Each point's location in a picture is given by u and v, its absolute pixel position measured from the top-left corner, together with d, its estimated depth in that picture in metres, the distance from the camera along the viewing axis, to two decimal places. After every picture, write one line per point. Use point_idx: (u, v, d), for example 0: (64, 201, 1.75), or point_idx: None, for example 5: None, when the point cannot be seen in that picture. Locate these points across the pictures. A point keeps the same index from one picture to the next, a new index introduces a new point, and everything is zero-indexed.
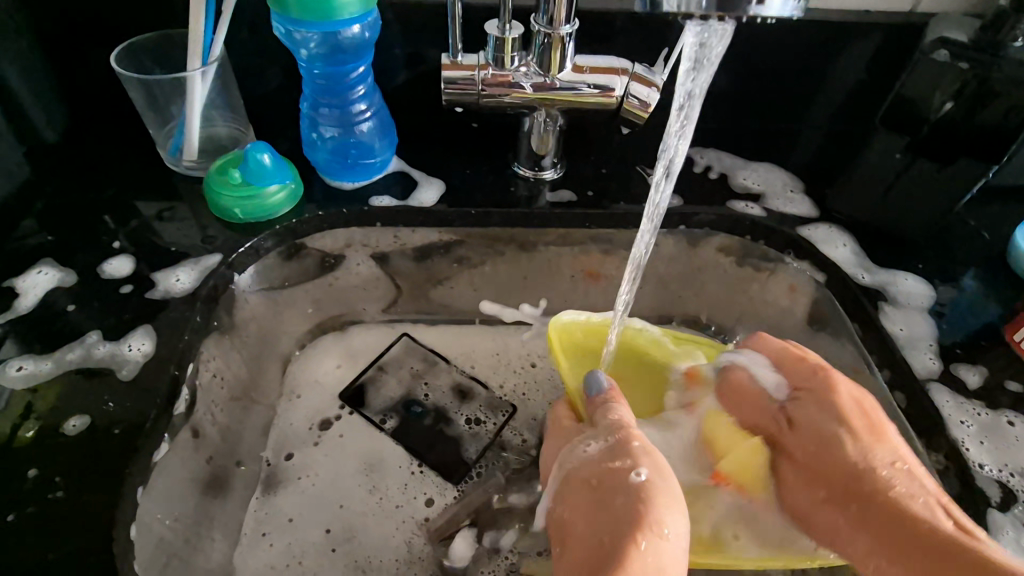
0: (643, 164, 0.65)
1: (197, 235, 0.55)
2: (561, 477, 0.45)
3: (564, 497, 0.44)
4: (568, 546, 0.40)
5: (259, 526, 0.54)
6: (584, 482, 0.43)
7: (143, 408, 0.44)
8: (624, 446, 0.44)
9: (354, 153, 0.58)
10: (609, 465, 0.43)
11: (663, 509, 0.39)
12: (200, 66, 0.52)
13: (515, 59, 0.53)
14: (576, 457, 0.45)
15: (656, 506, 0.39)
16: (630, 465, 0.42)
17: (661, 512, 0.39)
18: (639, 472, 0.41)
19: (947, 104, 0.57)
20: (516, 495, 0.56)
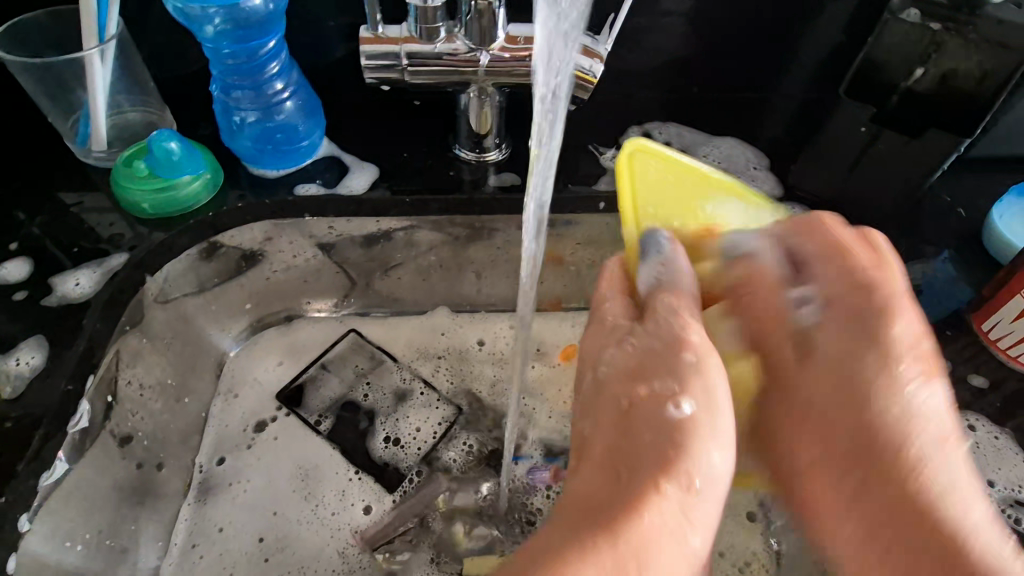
0: (596, 142, 0.60)
1: (106, 233, 0.51)
2: (600, 373, 0.36)
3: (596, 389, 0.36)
4: (583, 461, 0.32)
5: (188, 537, 0.51)
6: (616, 394, 0.34)
7: (44, 407, 0.44)
8: (673, 362, 0.33)
9: (278, 138, 0.54)
10: (652, 370, 0.34)
11: (700, 460, 0.30)
12: (97, 45, 0.47)
13: (441, 31, 0.48)
14: (613, 351, 0.36)
15: (684, 451, 0.30)
16: (670, 393, 0.32)
17: (692, 461, 0.30)
18: (677, 404, 0.32)
19: (918, 70, 0.53)
20: (462, 496, 0.54)
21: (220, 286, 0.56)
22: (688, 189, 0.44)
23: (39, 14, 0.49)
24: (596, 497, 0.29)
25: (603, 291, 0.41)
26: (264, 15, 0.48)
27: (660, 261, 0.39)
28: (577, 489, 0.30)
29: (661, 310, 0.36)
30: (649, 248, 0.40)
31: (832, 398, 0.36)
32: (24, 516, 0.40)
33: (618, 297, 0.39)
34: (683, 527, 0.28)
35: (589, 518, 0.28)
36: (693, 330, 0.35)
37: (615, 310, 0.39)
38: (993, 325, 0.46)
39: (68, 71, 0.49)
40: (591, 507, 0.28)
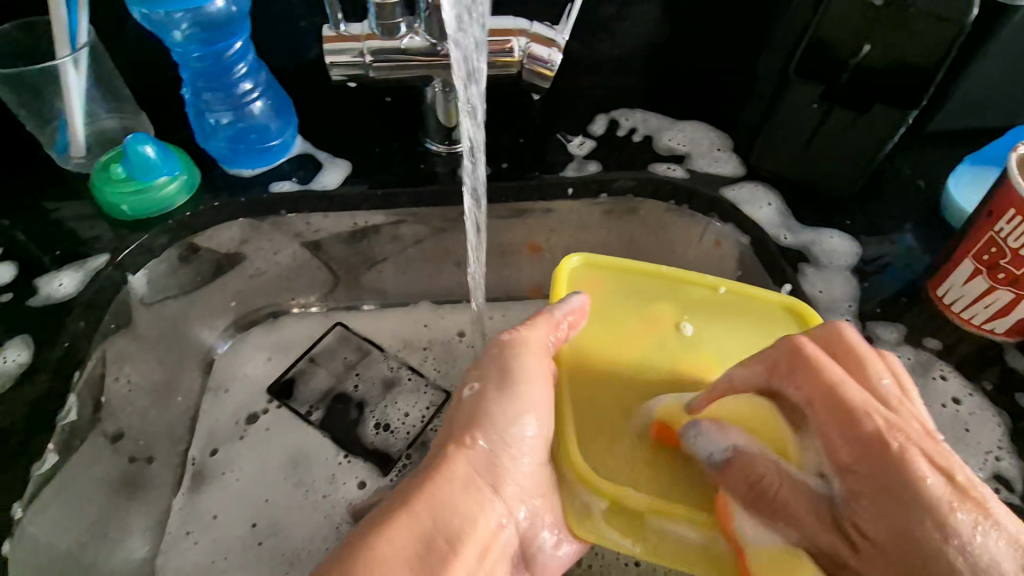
0: (564, 129, 0.61)
1: (87, 236, 0.53)
2: (446, 440, 0.38)
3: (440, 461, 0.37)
4: (385, 499, 0.35)
5: (183, 525, 0.52)
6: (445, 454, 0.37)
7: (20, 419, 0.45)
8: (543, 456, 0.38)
9: (252, 138, 0.56)
10: (476, 436, 0.37)
11: (486, 499, 0.36)
12: (68, 53, 0.49)
13: (401, 26, 0.49)
14: (450, 446, 0.37)
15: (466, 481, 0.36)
16: (477, 438, 0.37)
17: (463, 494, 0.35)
18: (473, 443, 0.37)
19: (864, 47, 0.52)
20: None
21: (203, 290, 0.58)
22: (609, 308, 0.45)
23: (10, 27, 0.50)
24: (393, 498, 0.35)
25: (477, 364, 0.40)
26: (226, 17, 0.49)
27: (522, 341, 0.40)
28: (369, 526, 0.33)
29: (491, 371, 0.39)
30: (511, 338, 0.40)
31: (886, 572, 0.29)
32: (16, 504, 0.43)
33: (488, 370, 0.39)
34: (450, 549, 0.33)
35: (368, 529, 0.32)
36: (524, 405, 0.38)
37: (469, 390, 0.39)
38: (947, 290, 0.48)
39: (42, 80, 0.50)
40: (373, 521, 0.33)
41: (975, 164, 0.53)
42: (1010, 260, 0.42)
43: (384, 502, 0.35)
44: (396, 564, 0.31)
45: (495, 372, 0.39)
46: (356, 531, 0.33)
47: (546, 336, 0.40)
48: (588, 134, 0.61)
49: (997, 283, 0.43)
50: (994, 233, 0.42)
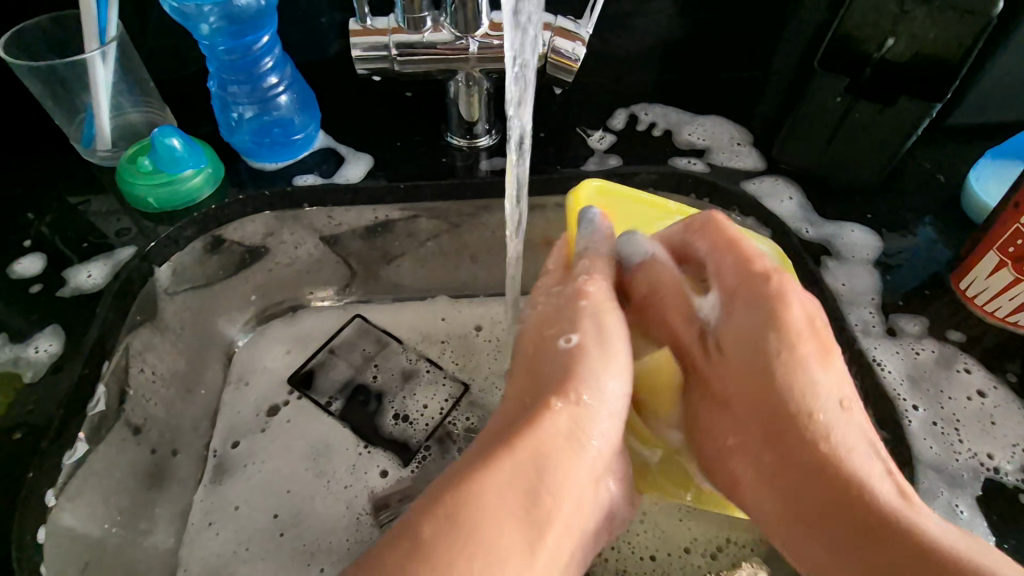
0: (584, 124, 0.62)
1: (114, 228, 0.54)
2: (533, 387, 0.42)
3: (529, 407, 0.40)
4: (478, 447, 0.39)
5: (206, 515, 0.52)
6: (537, 408, 0.39)
7: (50, 412, 0.45)
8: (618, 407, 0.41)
9: (276, 132, 0.56)
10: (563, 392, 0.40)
11: (579, 455, 0.38)
12: (97, 47, 0.49)
13: (427, 20, 0.50)
14: (547, 402, 0.40)
15: (565, 442, 0.38)
16: (574, 397, 0.40)
17: (561, 451, 0.37)
18: (579, 400, 0.40)
19: (889, 40, 0.54)
20: None
21: (226, 281, 0.59)
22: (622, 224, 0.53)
23: (42, 20, 0.51)
24: (485, 444, 0.38)
25: (561, 314, 0.45)
26: (255, 11, 0.50)
27: (595, 291, 0.45)
28: (467, 464, 0.36)
29: (589, 330, 0.43)
30: (593, 286, 0.45)
31: (753, 448, 0.41)
32: (50, 492, 0.42)
33: (587, 323, 0.43)
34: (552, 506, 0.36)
35: (469, 472, 0.35)
36: (610, 374, 0.41)
37: (565, 343, 0.43)
38: (971, 283, 0.48)
39: (71, 73, 0.51)
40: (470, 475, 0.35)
41: (999, 157, 0.53)
42: None
43: (475, 449, 0.38)
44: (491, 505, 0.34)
45: (589, 332, 0.43)
46: (458, 473, 0.36)
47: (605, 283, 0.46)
48: (609, 129, 0.62)
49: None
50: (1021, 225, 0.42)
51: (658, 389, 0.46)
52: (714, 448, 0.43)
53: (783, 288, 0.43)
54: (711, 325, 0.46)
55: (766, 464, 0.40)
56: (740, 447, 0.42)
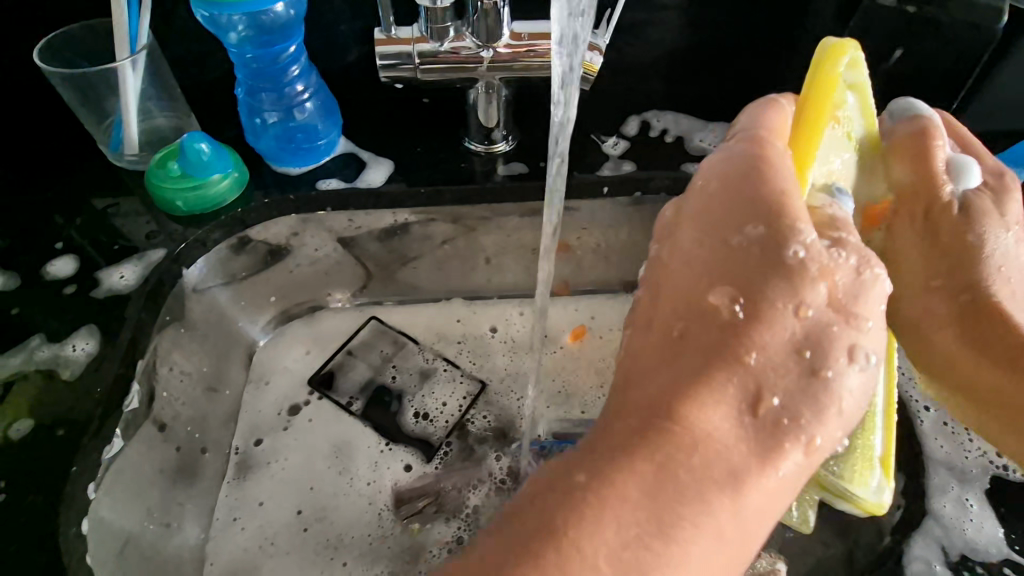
0: (598, 130, 0.63)
1: (143, 231, 0.55)
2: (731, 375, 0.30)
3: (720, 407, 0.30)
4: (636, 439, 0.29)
5: (230, 511, 0.54)
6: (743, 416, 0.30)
7: (90, 409, 0.46)
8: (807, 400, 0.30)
9: (300, 138, 0.58)
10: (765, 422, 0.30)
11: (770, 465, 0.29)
12: (128, 56, 0.51)
13: (450, 30, 0.51)
14: (734, 378, 0.30)
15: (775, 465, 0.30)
16: (806, 441, 0.30)
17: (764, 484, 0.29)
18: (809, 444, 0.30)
19: (897, 52, 0.58)
20: (494, 463, 0.57)
21: (249, 282, 0.60)
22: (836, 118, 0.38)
23: (74, 28, 0.52)
24: (652, 433, 0.29)
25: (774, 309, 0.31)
26: (283, 22, 0.51)
27: (817, 274, 0.31)
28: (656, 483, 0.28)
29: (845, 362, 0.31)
30: (812, 258, 0.31)
31: (950, 289, 0.41)
32: (91, 485, 0.44)
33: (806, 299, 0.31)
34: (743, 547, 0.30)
35: (656, 475, 0.28)
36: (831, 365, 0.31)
37: (783, 338, 0.31)
38: None
39: (101, 80, 0.52)
40: (651, 518, 0.28)
41: (1001, 165, 0.55)
42: None
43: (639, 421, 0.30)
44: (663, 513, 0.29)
45: (816, 355, 0.31)
46: (639, 475, 0.28)
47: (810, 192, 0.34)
48: (622, 135, 0.63)
49: None
50: None
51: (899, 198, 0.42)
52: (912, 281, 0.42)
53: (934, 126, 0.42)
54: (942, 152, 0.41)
55: (945, 277, 0.41)
56: (942, 318, 0.41)
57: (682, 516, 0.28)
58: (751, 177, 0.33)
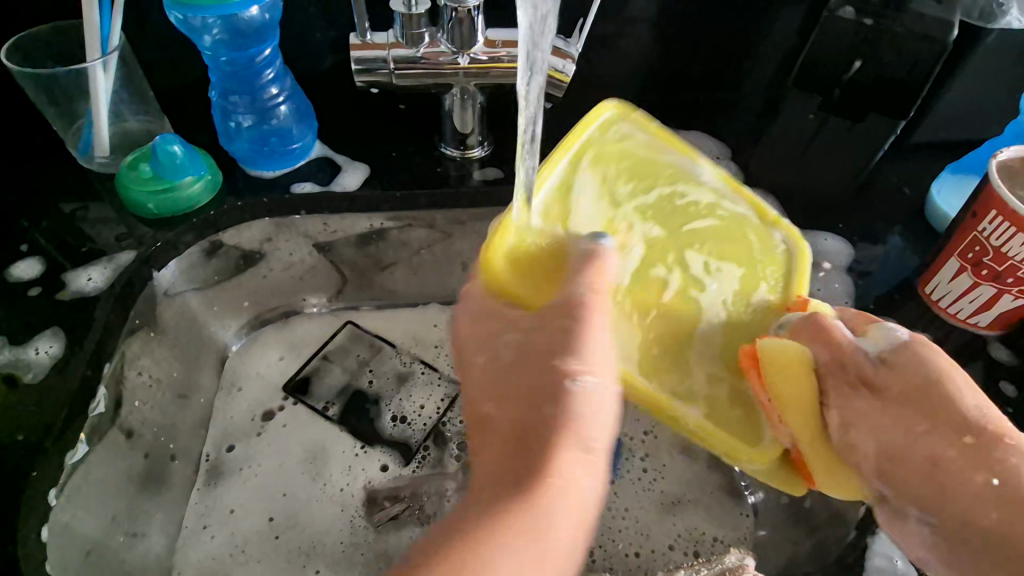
0: (572, 137, 0.64)
1: (113, 233, 0.55)
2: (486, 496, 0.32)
3: (566, 494, 0.32)
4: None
5: (200, 519, 0.53)
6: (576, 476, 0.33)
7: (54, 413, 0.45)
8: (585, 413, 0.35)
9: (274, 141, 0.58)
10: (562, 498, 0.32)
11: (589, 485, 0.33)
12: (99, 57, 0.50)
13: (425, 36, 0.52)
14: (568, 458, 0.33)
15: (573, 516, 0.32)
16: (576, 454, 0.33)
17: (590, 508, 0.33)
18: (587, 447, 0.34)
19: (856, 63, 0.61)
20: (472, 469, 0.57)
21: (224, 284, 0.59)
22: (623, 154, 0.49)
23: (44, 28, 0.52)
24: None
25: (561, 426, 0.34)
26: (258, 25, 0.51)
27: (591, 397, 0.35)
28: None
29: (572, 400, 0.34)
30: (587, 390, 0.35)
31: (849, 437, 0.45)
32: (53, 490, 0.42)
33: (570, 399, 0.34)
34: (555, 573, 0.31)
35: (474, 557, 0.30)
36: (592, 436, 0.34)
37: (587, 421, 0.34)
38: (935, 287, 0.51)
39: (70, 80, 0.52)
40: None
41: (957, 172, 0.58)
42: (993, 257, 0.45)
43: (414, 568, 0.29)
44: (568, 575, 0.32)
45: (581, 441, 0.34)
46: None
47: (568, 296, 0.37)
48: None
49: (982, 280, 0.47)
50: (978, 233, 0.46)
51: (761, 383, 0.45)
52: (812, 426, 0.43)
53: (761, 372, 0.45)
54: None
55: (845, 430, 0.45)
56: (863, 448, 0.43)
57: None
58: (518, 318, 0.39)
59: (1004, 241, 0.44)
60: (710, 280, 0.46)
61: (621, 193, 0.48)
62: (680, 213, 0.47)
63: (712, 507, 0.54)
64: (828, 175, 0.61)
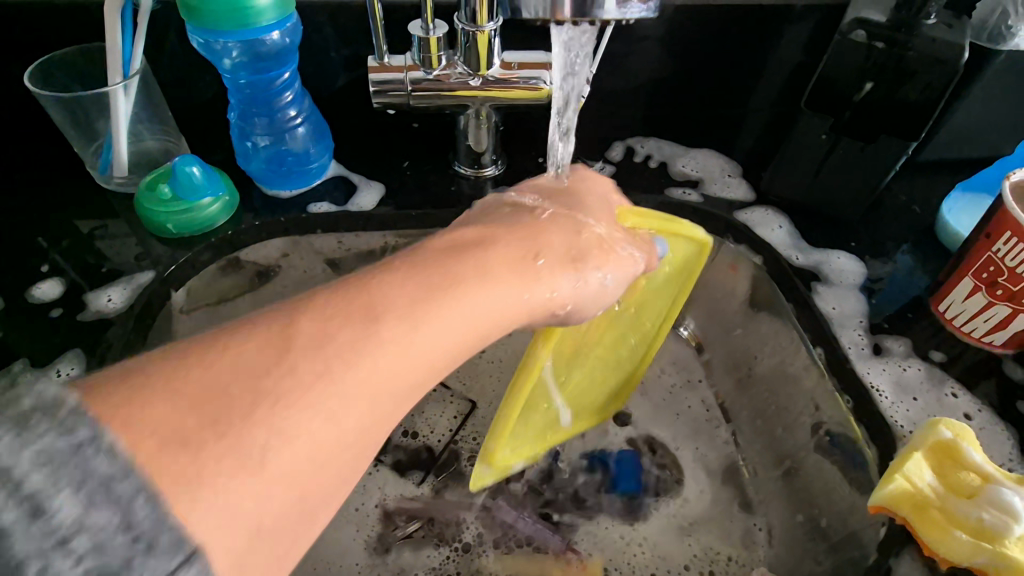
0: (585, 155, 0.65)
1: (132, 253, 0.55)
2: (447, 290, 0.32)
3: (474, 298, 0.33)
4: (300, 323, 0.28)
5: None
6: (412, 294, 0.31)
7: None
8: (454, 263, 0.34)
9: (290, 160, 0.58)
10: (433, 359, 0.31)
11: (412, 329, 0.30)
12: (120, 80, 0.51)
13: (442, 59, 0.52)
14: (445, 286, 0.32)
15: (384, 366, 0.29)
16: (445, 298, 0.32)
17: (401, 371, 0.29)
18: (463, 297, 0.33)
19: (868, 85, 0.61)
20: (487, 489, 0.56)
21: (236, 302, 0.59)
22: (655, 296, 0.54)
23: (69, 52, 0.53)
24: (318, 334, 0.28)
25: (522, 269, 0.35)
26: (278, 49, 0.52)
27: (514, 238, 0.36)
28: (307, 369, 0.27)
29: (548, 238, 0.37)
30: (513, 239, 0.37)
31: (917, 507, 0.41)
32: None
33: (548, 248, 0.37)
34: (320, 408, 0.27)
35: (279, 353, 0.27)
36: (527, 292, 0.35)
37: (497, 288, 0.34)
38: (948, 306, 0.51)
39: (93, 102, 0.52)
40: (276, 361, 0.26)
41: (967, 191, 0.58)
42: (1007, 278, 0.46)
43: (354, 303, 0.29)
44: (354, 430, 0.28)
45: (450, 289, 0.32)
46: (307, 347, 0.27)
47: (603, 194, 0.44)
48: (608, 160, 0.65)
49: (996, 299, 0.47)
50: (992, 253, 0.46)
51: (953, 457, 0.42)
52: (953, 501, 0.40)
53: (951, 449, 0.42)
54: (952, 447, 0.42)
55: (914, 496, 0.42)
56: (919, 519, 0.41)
57: (309, 388, 0.26)
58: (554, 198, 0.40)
59: (1019, 262, 0.45)
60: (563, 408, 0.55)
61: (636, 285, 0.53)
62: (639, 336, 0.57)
63: (726, 525, 0.54)
64: (838, 193, 0.62)
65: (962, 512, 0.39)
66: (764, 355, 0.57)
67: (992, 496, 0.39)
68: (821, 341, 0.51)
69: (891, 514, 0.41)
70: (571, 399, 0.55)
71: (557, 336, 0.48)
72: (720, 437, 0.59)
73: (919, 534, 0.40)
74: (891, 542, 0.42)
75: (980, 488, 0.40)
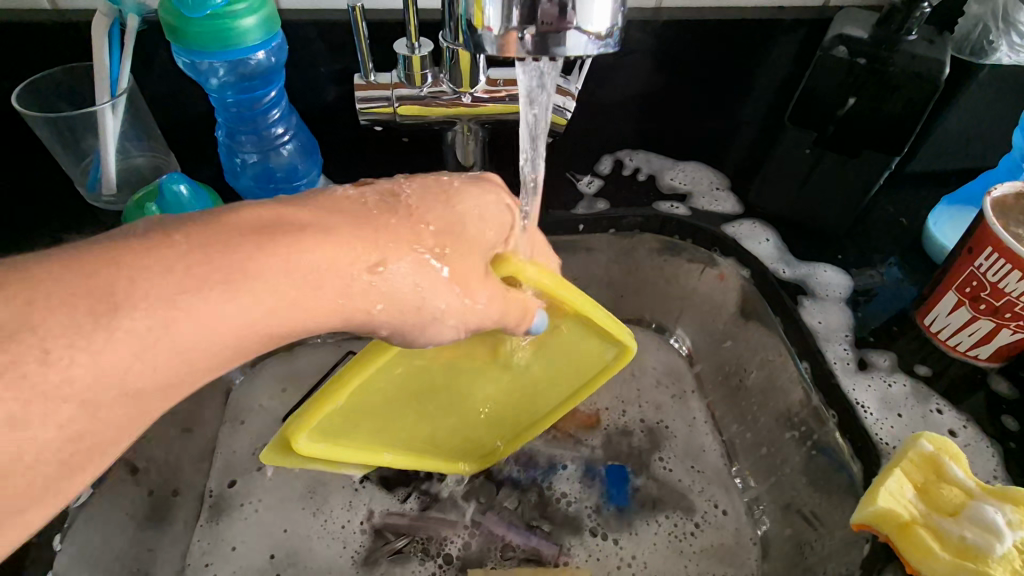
0: (573, 167, 0.65)
1: None
2: (236, 286, 0.28)
3: (270, 296, 0.29)
4: (126, 304, 0.25)
5: (202, 556, 0.53)
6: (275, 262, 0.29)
7: None
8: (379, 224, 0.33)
9: (279, 177, 0.58)
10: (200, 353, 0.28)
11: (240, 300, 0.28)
12: (108, 99, 0.51)
13: (428, 76, 0.53)
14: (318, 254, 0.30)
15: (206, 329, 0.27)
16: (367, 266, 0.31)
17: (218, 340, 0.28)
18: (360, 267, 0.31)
19: (851, 100, 0.62)
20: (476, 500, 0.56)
21: None
22: (555, 369, 0.49)
23: (58, 70, 0.53)
24: (163, 285, 0.26)
25: (335, 275, 0.31)
26: (265, 68, 0.52)
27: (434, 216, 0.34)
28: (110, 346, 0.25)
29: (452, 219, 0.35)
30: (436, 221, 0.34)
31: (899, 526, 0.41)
32: None
33: (400, 253, 0.32)
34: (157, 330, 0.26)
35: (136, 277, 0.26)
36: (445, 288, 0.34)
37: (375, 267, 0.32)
38: (933, 319, 0.51)
39: (81, 121, 0.52)
40: (83, 331, 0.24)
41: (954, 203, 0.58)
42: (990, 292, 0.46)
43: (165, 280, 0.26)
44: (169, 368, 0.27)
45: (316, 264, 0.30)
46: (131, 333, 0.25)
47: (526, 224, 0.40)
48: (596, 173, 0.65)
49: (980, 313, 0.47)
50: (975, 268, 0.46)
51: (935, 475, 0.42)
52: (935, 519, 0.40)
53: (935, 460, 0.42)
54: (934, 459, 0.42)
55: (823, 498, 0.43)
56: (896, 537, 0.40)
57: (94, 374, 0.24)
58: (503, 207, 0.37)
59: (1001, 277, 0.45)
60: (393, 441, 0.50)
61: (527, 352, 0.47)
62: (476, 415, 0.51)
63: (712, 539, 0.54)
64: (824, 206, 0.62)
65: (946, 529, 0.39)
66: (753, 368, 0.57)
67: (975, 513, 0.39)
68: (806, 355, 0.52)
69: (875, 532, 0.41)
70: (439, 428, 0.50)
71: (409, 373, 0.45)
72: (708, 451, 0.59)
73: (902, 552, 0.39)
74: (875, 559, 0.42)
75: (963, 506, 0.40)
